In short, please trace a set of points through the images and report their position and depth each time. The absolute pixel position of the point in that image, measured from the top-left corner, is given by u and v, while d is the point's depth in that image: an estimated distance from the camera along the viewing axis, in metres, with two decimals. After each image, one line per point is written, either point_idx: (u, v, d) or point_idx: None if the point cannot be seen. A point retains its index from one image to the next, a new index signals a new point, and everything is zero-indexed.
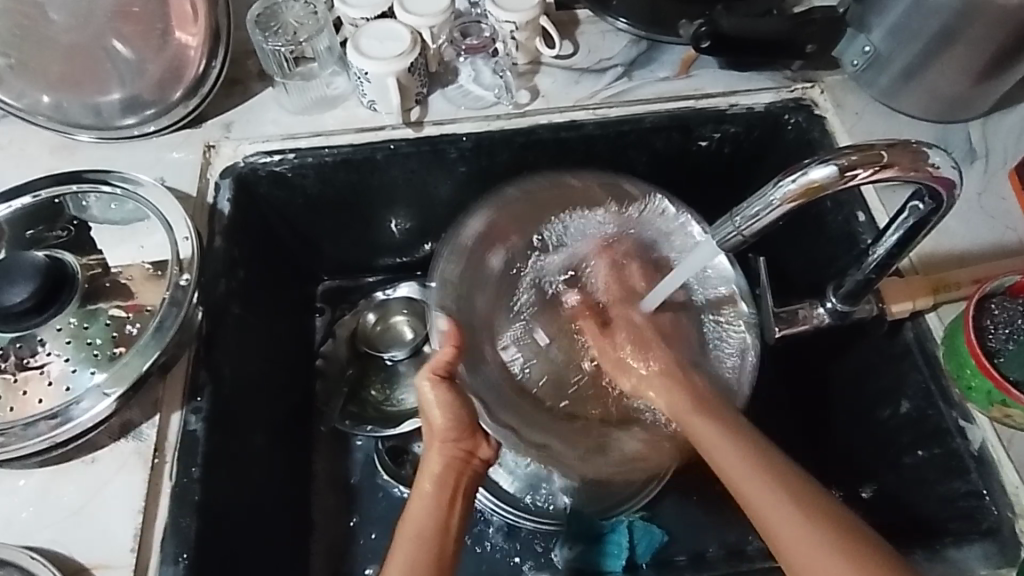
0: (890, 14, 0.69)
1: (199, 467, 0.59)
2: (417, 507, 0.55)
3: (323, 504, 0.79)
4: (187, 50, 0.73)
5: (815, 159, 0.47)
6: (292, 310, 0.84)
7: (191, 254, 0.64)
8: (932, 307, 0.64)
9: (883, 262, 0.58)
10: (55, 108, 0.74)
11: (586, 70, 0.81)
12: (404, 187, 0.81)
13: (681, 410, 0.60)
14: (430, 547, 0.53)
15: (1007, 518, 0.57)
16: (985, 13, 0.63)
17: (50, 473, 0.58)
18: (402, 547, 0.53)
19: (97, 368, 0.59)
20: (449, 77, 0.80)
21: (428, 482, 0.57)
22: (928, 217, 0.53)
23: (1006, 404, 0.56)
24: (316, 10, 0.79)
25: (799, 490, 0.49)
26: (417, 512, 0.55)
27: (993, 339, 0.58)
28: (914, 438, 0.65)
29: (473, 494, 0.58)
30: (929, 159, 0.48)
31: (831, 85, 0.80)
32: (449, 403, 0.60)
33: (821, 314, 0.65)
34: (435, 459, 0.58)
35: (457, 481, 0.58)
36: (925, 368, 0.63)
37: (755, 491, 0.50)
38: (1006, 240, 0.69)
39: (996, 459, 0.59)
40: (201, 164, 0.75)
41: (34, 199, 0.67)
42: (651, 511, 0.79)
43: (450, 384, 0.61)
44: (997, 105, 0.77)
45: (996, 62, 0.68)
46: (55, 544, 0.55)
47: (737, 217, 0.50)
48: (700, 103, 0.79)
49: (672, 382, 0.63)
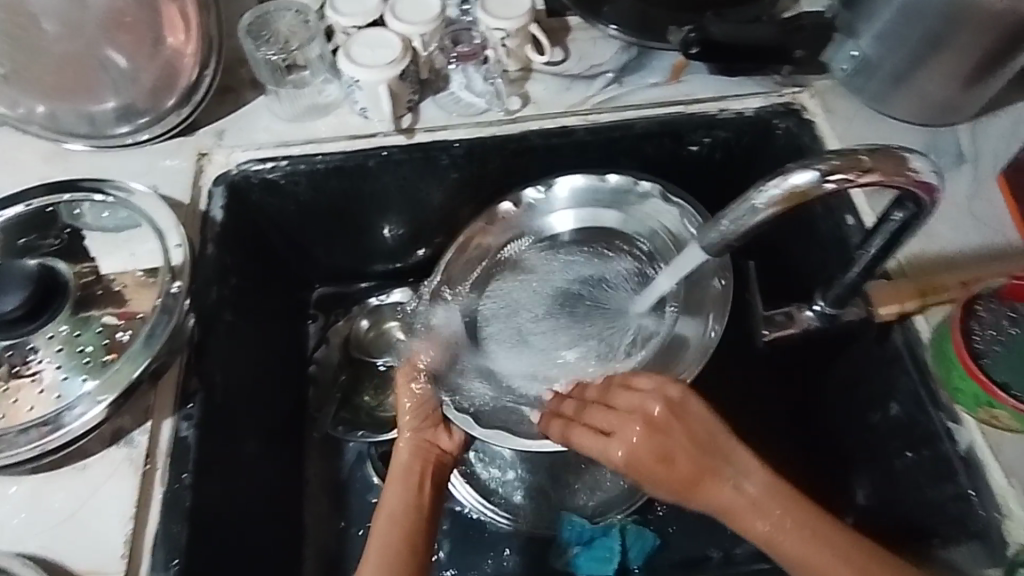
0: (877, 20, 0.70)
1: (190, 474, 0.59)
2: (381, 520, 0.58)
3: (316, 509, 0.80)
4: (180, 58, 0.74)
5: (799, 164, 0.47)
6: (285, 317, 0.84)
7: (182, 262, 0.65)
8: (921, 310, 0.64)
9: (868, 265, 0.58)
10: (50, 118, 0.75)
11: (578, 76, 0.82)
12: (396, 193, 0.81)
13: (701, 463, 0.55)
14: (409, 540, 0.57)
15: (995, 520, 0.57)
16: (970, 18, 0.64)
17: (41, 480, 0.59)
18: (373, 566, 0.55)
19: (88, 375, 0.59)
20: (440, 84, 0.81)
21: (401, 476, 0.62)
22: (911, 221, 0.53)
23: (992, 406, 0.57)
24: (308, 19, 0.80)
25: (802, 512, 0.53)
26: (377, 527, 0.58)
27: (980, 341, 0.59)
28: (903, 441, 0.66)
29: (442, 483, 0.63)
30: (910, 164, 0.48)
31: (821, 90, 0.81)
32: (416, 403, 0.68)
33: (809, 317, 0.66)
34: (403, 452, 0.64)
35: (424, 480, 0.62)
36: (914, 371, 0.63)
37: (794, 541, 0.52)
38: (994, 243, 0.69)
39: (984, 461, 0.59)
40: (193, 172, 0.75)
41: (25, 208, 0.67)
42: (645, 515, 0.78)
43: (414, 386, 0.69)
44: (985, 110, 0.78)
45: (983, 66, 0.69)
46: (46, 551, 0.56)
47: (722, 220, 0.50)
48: (689, 108, 0.80)
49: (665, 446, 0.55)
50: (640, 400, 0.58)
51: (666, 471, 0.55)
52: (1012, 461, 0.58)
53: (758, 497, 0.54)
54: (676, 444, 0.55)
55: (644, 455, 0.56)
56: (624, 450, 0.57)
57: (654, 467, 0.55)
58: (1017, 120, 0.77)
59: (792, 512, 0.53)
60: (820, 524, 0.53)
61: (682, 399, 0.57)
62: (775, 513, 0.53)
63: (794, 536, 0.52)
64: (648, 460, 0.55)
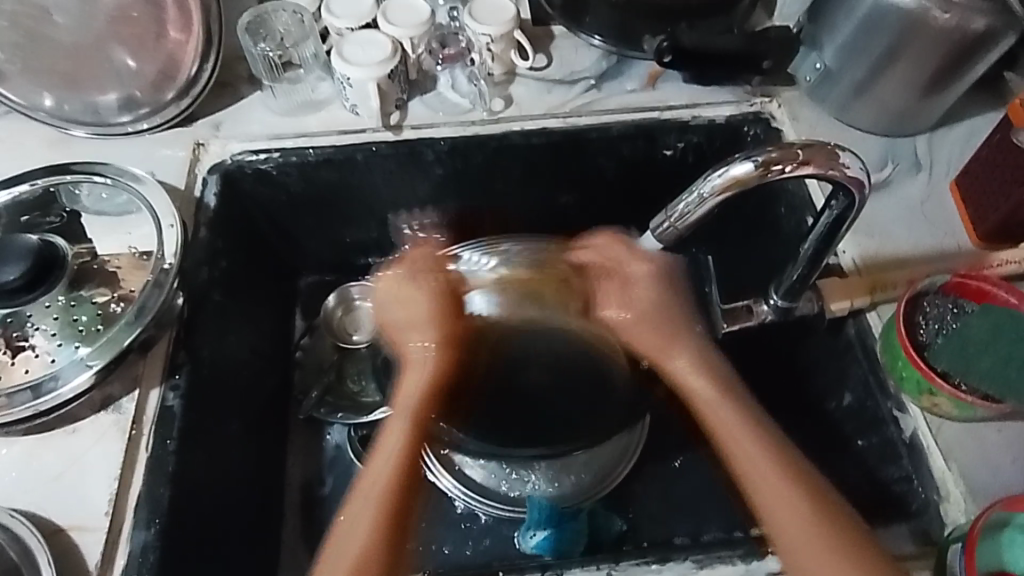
0: (838, 35, 0.75)
1: (174, 440, 0.62)
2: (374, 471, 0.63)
3: (296, 487, 0.83)
4: (181, 53, 0.78)
5: (740, 156, 0.51)
6: (273, 302, 0.88)
7: (172, 242, 0.68)
8: (871, 306, 0.68)
9: (813, 257, 0.62)
10: (56, 106, 0.79)
11: (558, 81, 0.86)
12: (385, 187, 0.85)
13: (671, 338, 0.67)
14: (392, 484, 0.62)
15: (934, 500, 0.60)
16: (918, 34, 0.69)
17: (33, 441, 0.62)
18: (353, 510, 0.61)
19: (82, 342, 0.62)
20: (428, 85, 0.85)
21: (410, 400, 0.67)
22: (845, 215, 0.57)
23: (933, 393, 0.60)
24: (304, 20, 0.84)
25: (788, 461, 0.58)
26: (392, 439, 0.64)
27: (924, 333, 0.64)
28: (856, 427, 0.69)
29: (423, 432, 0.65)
30: (842, 160, 0.52)
31: (788, 100, 0.85)
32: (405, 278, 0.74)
33: (764, 311, 0.69)
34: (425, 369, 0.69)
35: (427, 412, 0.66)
36: (865, 361, 0.67)
37: (762, 476, 0.57)
38: (946, 244, 0.73)
39: (926, 447, 0.62)
40: (190, 160, 0.79)
41: (32, 187, 0.71)
42: (613, 500, 0.81)
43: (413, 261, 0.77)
44: (941, 122, 0.82)
45: (935, 79, 0.73)
46: (35, 506, 0.59)
47: (671, 210, 0.54)
48: (663, 114, 0.84)
49: (648, 309, 0.67)
50: (612, 265, 0.68)
51: (653, 326, 0.67)
52: (952, 445, 0.62)
53: (685, 378, 0.66)
54: (661, 311, 0.68)
55: (658, 315, 0.67)
56: (620, 295, 0.68)
57: (658, 325, 0.67)
58: (972, 131, 0.81)
59: (766, 448, 0.59)
60: (807, 479, 0.57)
61: (647, 273, 0.67)
62: (754, 435, 0.60)
63: (759, 453, 0.59)
64: (672, 334, 0.67)
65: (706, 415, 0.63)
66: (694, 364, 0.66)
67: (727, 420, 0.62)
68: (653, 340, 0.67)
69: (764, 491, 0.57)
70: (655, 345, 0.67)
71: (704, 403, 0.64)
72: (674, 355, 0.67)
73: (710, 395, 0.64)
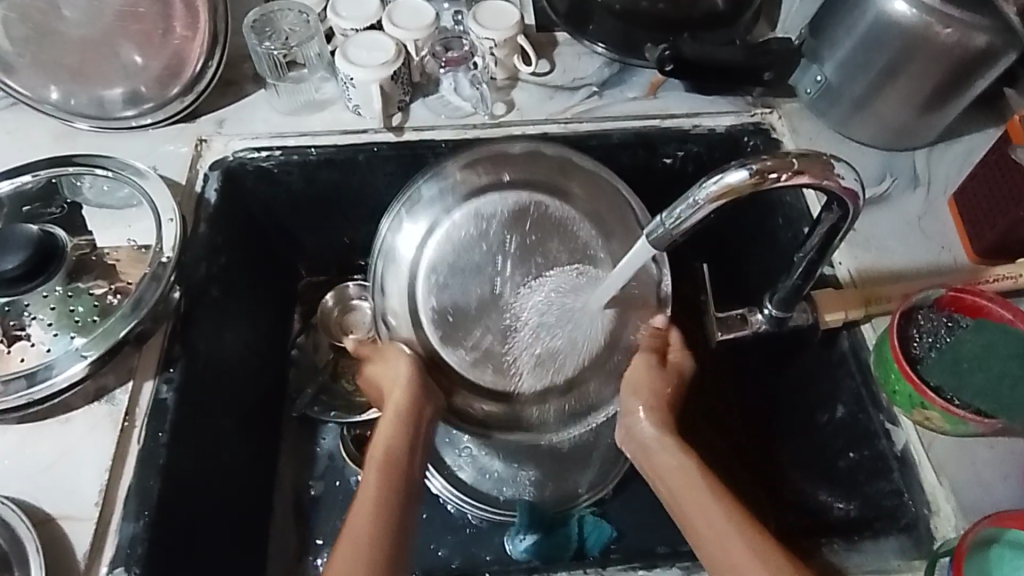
0: (839, 49, 0.75)
1: (166, 433, 0.63)
2: (362, 508, 0.54)
3: (285, 484, 0.83)
4: (187, 50, 0.79)
5: (735, 164, 0.51)
6: (271, 300, 0.88)
7: (172, 235, 0.68)
8: (865, 318, 0.68)
9: (808, 268, 0.62)
10: (62, 99, 0.80)
11: (560, 88, 0.87)
12: (384, 189, 0.86)
13: (666, 427, 0.63)
14: (385, 522, 0.54)
15: (924, 515, 0.60)
16: (918, 49, 0.69)
17: (25, 430, 0.62)
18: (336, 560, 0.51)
19: (78, 333, 0.63)
20: (431, 88, 0.86)
21: (384, 450, 0.59)
22: (839, 225, 0.57)
23: (925, 407, 0.60)
24: (309, 19, 0.85)
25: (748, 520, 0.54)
26: (371, 490, 0.55)
27: (918, 347, 0.64)
28: (847, 441, 0.69)
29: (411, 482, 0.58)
30: (837, 170, 0.52)
31: (788, 112, 0.85)
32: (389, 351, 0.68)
33: (758, 320, 0.69)
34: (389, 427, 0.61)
35: (406, 461, 0.59)
36: (857, 374, 0.67)
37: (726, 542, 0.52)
38: (943, 260, 0.74)
39: (917, 460, 0.62)
40: (192, 156, 0.80)
41: (34, 178, 0.71)
42: (603, 507, 0.81)
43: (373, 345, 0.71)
44: (941, 137, 0.82)
45: (935, 95, 0.74)
46: (25, 495, 0.59)
47: (666, 217, 0.54)
48: (664, 123, 0.84)
49: (661, 392, 0.65)
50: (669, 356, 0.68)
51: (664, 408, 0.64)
52: (943, 460, 0.62)
53: (653, 445, 0.62)
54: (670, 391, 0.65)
55: (642, 386, 0.65)
56: (648, 378, 0.66)
57: (638, 393, 0.65)
58: (971, 147, 0.82)
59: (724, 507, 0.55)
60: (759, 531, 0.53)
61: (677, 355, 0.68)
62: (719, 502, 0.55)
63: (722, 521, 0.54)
64: (654, 404, 0.64)
65: (682, 492, 0.57)
66: (666, 433, 0.62)
67: (697, 492, 0.56)
68: (662, 423, 0.63)
69: (726, 553, 0.52)
70: (655, 426, 0.63)
71: (668, 469, 0.59)
72: (663, 436, 0.62)
73: (682, 461, 0.59)
